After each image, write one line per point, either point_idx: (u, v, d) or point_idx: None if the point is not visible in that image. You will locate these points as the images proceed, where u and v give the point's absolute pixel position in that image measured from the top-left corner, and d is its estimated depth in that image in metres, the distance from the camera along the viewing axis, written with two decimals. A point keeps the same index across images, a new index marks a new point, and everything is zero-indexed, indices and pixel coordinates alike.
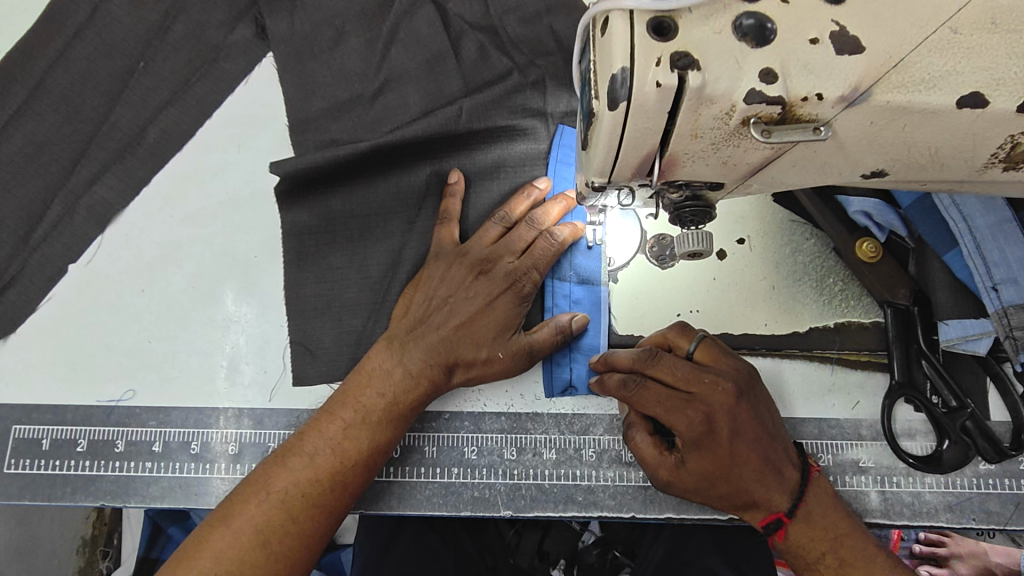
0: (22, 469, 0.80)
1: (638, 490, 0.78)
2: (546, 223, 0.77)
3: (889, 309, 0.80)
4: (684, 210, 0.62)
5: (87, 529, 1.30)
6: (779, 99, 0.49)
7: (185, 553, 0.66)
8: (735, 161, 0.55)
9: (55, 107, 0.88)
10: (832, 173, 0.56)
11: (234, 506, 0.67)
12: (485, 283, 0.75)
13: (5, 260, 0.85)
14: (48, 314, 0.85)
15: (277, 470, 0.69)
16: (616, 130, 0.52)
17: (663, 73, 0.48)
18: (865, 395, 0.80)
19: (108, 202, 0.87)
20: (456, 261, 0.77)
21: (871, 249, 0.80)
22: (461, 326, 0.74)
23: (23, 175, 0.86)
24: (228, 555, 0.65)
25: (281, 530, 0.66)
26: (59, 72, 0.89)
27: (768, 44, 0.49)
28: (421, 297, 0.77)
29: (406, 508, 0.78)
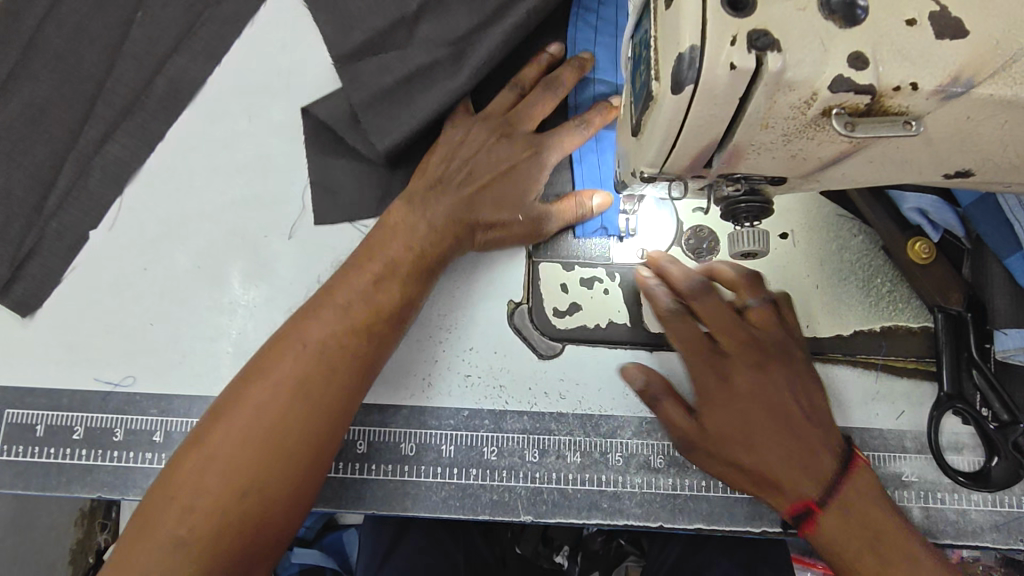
0: (16, 456, 0.76)
1: (667, 498, 0.73)
2: (563, 88, 0.75)
3: (940, 314, 0.75)
4: (739, 207, 0.57)
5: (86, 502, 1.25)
6: (870, 89, 0.43)
7: (219, 412, 0.60)
8: (807, 155, 0.49)
9: (51, 67, 0.82)
10: (911, 172, 0.51)
11: (268, 361, 0.62)
12: (507, 146, 0.73)
13: (20, 234, 0.80)
14: (43, 293, 0.80)
15: (308, 323, 0.64)
16: (676, 117, 0.47)
17: (738, 53, 0.43)
18: (911, 404, 0.76)
19: (111, 173, 0.82)
20: (476, 124, 0.75)
21: (924, 250, 0.74)
22: (485, 186, 0.72)
23: (22, 142, 0.81)
24: (266, 408, 0.59)
25: (321, 382, 0.61)
26: (52, 28, 0.83)
27: (858, 24, 0.43)
28: (440, 156, 0.74)
29: (421, 511, 0.73)
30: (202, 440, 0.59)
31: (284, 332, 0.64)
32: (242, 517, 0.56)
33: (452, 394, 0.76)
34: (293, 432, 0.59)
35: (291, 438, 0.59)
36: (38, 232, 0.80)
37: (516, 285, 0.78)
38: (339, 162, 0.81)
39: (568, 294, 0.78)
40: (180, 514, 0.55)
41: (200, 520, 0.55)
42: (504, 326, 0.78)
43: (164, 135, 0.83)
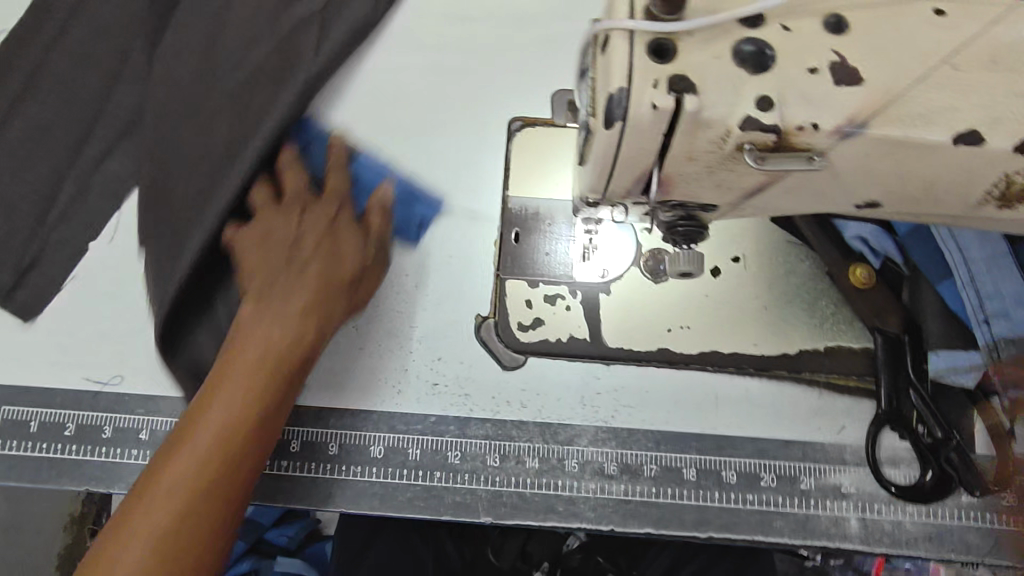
0: (10, 450, 0.81)
1: (618, 504, 0.78)
2: (293, 166, 0.76)
3: (878, 335, 0.80)
4: (678, 228, 0.62)
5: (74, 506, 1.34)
6: (774, 127, 0.49)
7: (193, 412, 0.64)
8: (729, 185, 0.55)
9: (56, 89, 0.88)
10: (827, 202, 0.57)
11: (233, 355, 0.66)
12: (320, 206, 0.73)
13: (23, 244, 0.85)
14: (46, 297, 0.86)
15: (261, 317, 0.67)
16: (610, 147, 0.53)
17: (660, 95, 0.49)
18: (851, 419, 0.80)
19: (115, 187, 0.88)
20: (307, 202, 0.73)
21: (864, 275, 0.79)
22: (324, 239, 0.71)
23: (27, 159, 0.86)
24: (238, 397, 0.64)
25: (263, 397, 0.65)
26: (59, 54, 0.89)
27: (767, 71, 0.49)
28: (291, 228, 0.71)
29: (383, 509, 0.78)
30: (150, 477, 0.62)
31: (242, 323, 0.68)
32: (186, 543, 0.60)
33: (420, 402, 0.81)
34: (235, 449, 0.63)
35: (226, 470, 0.62)
36: (40, 242, 0.86)
37: (483, 300, 0.84)
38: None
39: (533, 309, 0.83)
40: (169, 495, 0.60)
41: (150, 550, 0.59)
42: (472, 338, 0.83)
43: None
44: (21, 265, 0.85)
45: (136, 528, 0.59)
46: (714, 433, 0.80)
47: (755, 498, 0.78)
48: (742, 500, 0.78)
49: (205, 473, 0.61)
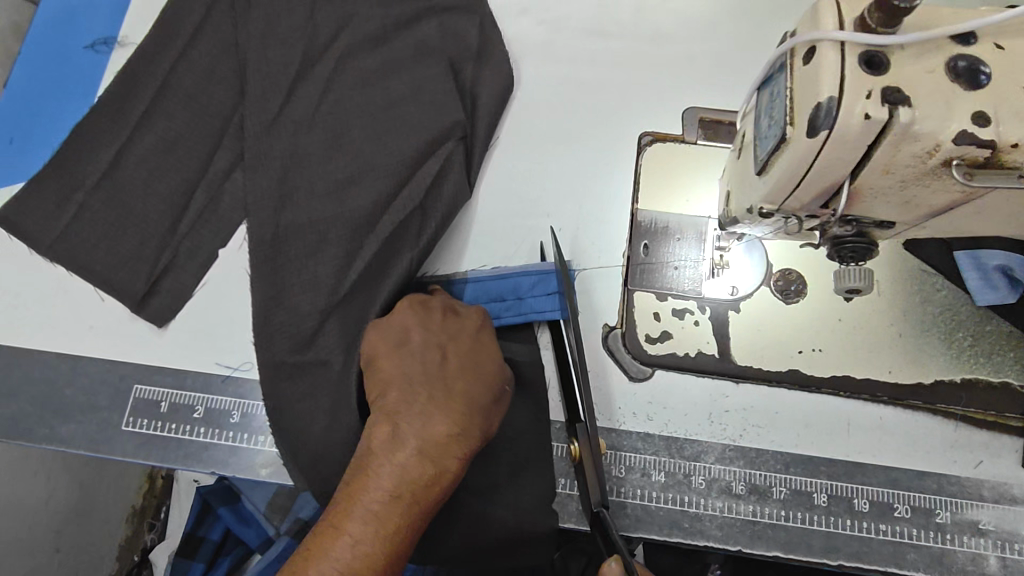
0: (140, 428, 0.82)
1: (746, 524, 0.76)
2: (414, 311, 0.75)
3: None
4: (845, 246, 0.62)
5: (138, 500, 1.45)
6: (990, 143, 0.48)
7: (363, 456, 0.64)
8: (919, 202, 0.55)
9: (198, 79, 0.89)
10: (1014, 224, 0.56)
11: (398, 399, 0.67)
12: (449, 324, 0.74)
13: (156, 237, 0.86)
14: (182, 284, 0.87)
15: (414, 365, 0.69)
16: (808, 157, 0.53)
17: (872, 106, 0.49)
18: (988, 454, 0.78)
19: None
20: (429, 320, 0.73)
21: None
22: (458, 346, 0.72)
23: (171, 146, 0.87)
24: (412, 442, 0.64)
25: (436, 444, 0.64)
26: (201, 44, 0.90)
27: (980, 88, 0.49)
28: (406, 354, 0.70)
29: (567, 522, 0.77)
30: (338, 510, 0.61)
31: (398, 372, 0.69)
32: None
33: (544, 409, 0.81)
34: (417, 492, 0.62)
35: (419, 502, 0.62)
36: (172, 251, 0.86)
37: (611, 311, 0.84)
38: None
39: (660, 322, 0.82)
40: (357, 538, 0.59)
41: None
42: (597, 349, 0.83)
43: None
44: (158, 256, 0.86)
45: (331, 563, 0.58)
46: (845, 459, 0.79)
47: (888, 529, 0.76)
48: (875, 530, 0.76)
49: (398, 505, 0.61)
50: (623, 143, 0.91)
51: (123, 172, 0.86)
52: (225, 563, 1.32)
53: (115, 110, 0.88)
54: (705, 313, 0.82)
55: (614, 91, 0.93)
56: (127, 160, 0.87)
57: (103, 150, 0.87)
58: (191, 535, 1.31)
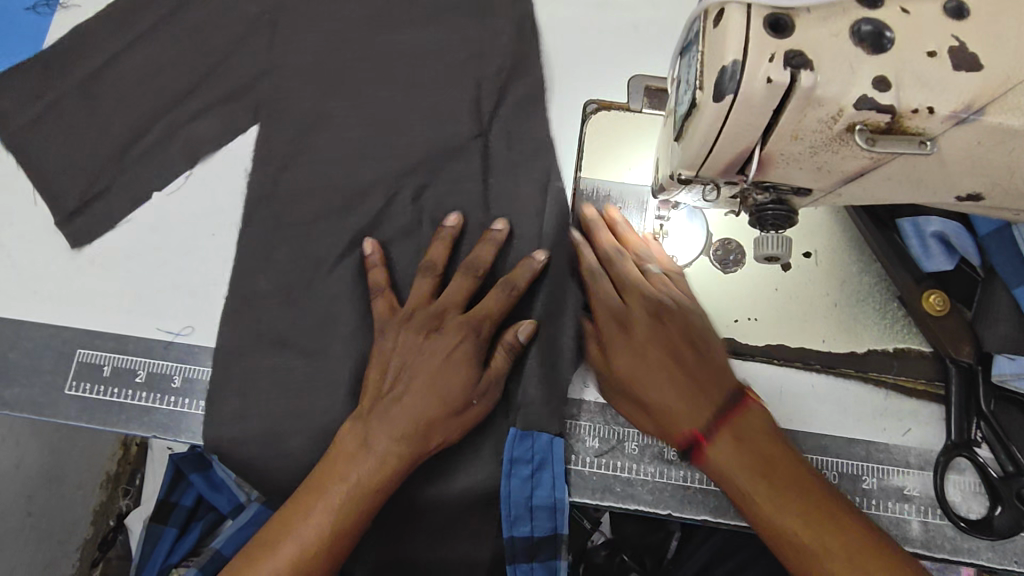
0: (83, 392, 0.83)
1: (677, 489, 0.78)
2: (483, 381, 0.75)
3: (952, 367, 0.78)
4: (766, 213, 0.61)
5: (112, 466, 1.43)
6: (890, 108, 0.48)
7: (276, 522, 0.68)
8: (831, 168, 0.55)
9: (153, 54, 0.92)
10: (926, 192, 0.56)
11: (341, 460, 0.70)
12: (439, 340, 0.75)
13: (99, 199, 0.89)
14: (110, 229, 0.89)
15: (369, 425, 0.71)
16: (716, 122, 0.53)
17: (775, 70, 0.49)
18: (918, 422, 0.79)
19: (193, 156, 0.90)
20: (407, 323, 0.77)
21: (937, 302, 0.79)
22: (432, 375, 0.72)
23: (123, 114, 0.90)
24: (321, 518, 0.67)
25: (380, 485, 0.69)
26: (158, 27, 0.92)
27: (883, 52, 0.49)
28: (396, 363, 0.75)
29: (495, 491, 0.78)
30: (284, 511, 0.68)
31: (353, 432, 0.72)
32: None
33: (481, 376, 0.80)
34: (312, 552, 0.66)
35: (321, 556, 0.66)
36: None
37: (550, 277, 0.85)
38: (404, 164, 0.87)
39: None
40: None
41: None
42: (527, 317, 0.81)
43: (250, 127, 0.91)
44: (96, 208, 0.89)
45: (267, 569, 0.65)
46: (779, 427, 0.80)
47: None
48: None
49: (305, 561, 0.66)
50: (570, 111, 0.90)
51: (78, 139, 0.90)
52: (197, 529, 1.31)
53: (67, 78, 0.91)
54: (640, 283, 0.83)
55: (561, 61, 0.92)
56: (80, 128, 0.90)
57: (58, 118, 0.90)
58: (164, 502, 1.32)
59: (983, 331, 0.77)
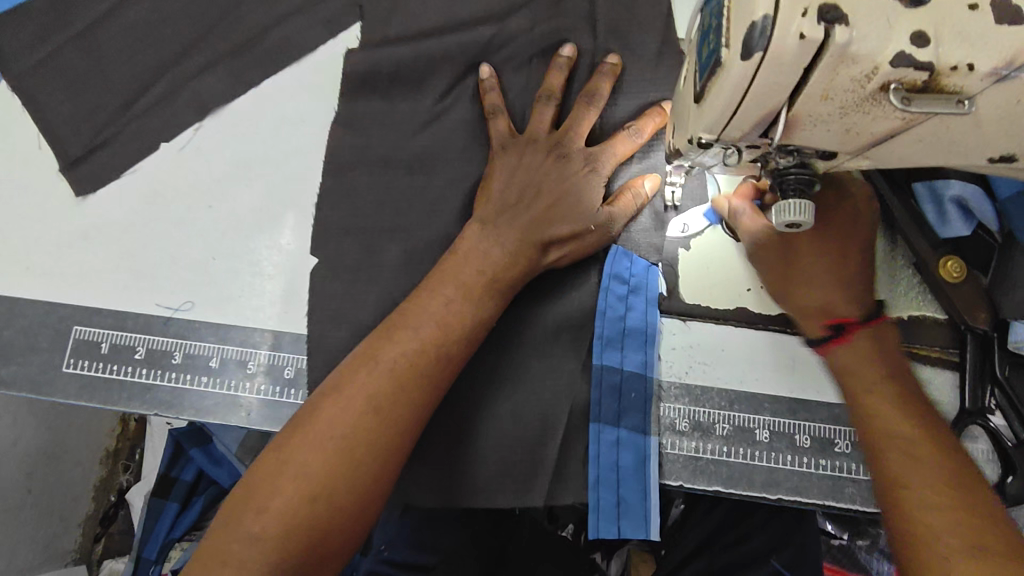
0: (82, 370, 0.81)
1: (688, 460, 0.78)
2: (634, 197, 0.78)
3: (967, 334, 0.78)
4: (788, 178, 0.59)
5: (111, 442, 1.42)
6: (929, 65, 0.46)
7: (283, 443, 0.63)
8: (860, 130, 0.52)
9: (141, 20, 0.88)
10: (957, 154, 0.54)
11: (346, 376, 0.66)
12: (560, 167, 0.76)
13: (103, 122, 0.86)
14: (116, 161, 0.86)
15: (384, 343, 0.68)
16: (743, 82, 0.50)
17: (808, 25, 0.46)
18: (931, 391, 0.79)
19: (209, 95, 0.87)
20: (527, 149, 0.78)
21: (955, 269, 0.77)
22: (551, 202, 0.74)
23: (137, 45, 0.88)
24: (335, 432, 0.62)
25: (402, 392, 0.65)
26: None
27: (923, 6, 0.46)
28: (500, 181, 0.77)
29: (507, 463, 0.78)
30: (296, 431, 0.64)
31: (364, 348, 0.68)
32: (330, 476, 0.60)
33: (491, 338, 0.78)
34: (324, 480, 0.60)
35: (337, 488, 0.60)
36: None
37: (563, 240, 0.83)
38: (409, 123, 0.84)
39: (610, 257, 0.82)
40: (257, 516, 0.59)
41: (290, 516, 0.59)
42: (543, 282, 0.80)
43: (261, 80, 0.89)
44: (103, 128, 0.86)
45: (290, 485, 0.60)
46: (790, 397, 0.79)
47: (828, 464, 0.77)
48: (815, 464, 0.77)
49: (319, 494, 0.60)
50: None
51: (90, 61, 0.87)
52: (198, 504, 1.31)
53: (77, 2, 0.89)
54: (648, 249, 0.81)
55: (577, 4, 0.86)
56: (93, 51, 0.88)
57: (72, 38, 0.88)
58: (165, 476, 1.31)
59: (999, 297, 0.76)
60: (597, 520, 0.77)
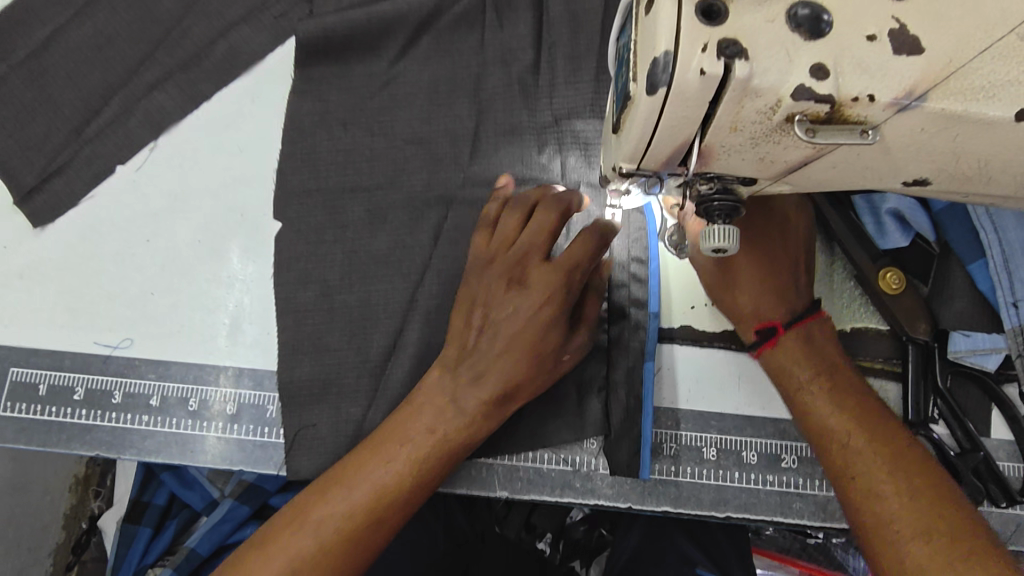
0: (19, 413, 0.80)
1: (636, 481, 0.77)
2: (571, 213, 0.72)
3: (909, 344, 0.77)
4: (711, 206, 0.58)
5: (80, 468, 1.30)
6: (829, 98, 0.46)
7: (329, 479, 0.69)
8: (773, 158, 0.52)
9: (72, 51, 0.87)
10: (873, 179, 0.54)
11: (393, 426, 0.70)
12: (534, 288, 0.70)
13: (57, 148, 0.85)
14: (71, 188, 0.85)
15: (460, 370, 0.70)
16: (652, 116, 0.50)
17: (708, 60, 0.46)
18: (874, 403, 0.79)
19: (155, 118, 0.86)
20: (496, 269, 0.72)
21: (894, 280, 0.76)
22: (522, 330, 0.69)
23: (80, 70, 0.86)
24: (371, 479, 0.67)
25: (432, 454, 0.69)
26: (77, 22, 0.87)
27: (822, 38, 0.46)
28: (508, 235, 0.72)
29: (458, 488, 0.78)
30: (390, 462, 0.68)
31: (433, 380, 0.71)
32: (410, 495, 0.68)
33: (433, 345, 0.77)
34: (368, 511, 0.66)
35: (376, 518, 0.66)
36: None
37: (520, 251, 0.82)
38: (351, 132, 0.83)
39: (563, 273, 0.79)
40: (302, 533, 0.65)
41: (335, 531, 0.65)
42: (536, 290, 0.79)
43: (213, 93, 0.88)
44: (55, 154, 0.85)
45: (341, 499, 0.66)
46: (735, 414, 0.79)
47: (775, 479, 0.77)
48: (763, 481, 0.77)
49: (357, 518, 0.66)
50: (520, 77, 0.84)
51: (34, 88, 0.86)
52: (172, 528, 1.20)
53: (20, 26, 0.87)
54: (622, 267, 0.79)
55: (519, 7, 0.85)
56: (38, 77, 0.86)
57: (14, 64, 0.86)
58: (136, 502, 1.22)
59: (937, 308, 0.76)
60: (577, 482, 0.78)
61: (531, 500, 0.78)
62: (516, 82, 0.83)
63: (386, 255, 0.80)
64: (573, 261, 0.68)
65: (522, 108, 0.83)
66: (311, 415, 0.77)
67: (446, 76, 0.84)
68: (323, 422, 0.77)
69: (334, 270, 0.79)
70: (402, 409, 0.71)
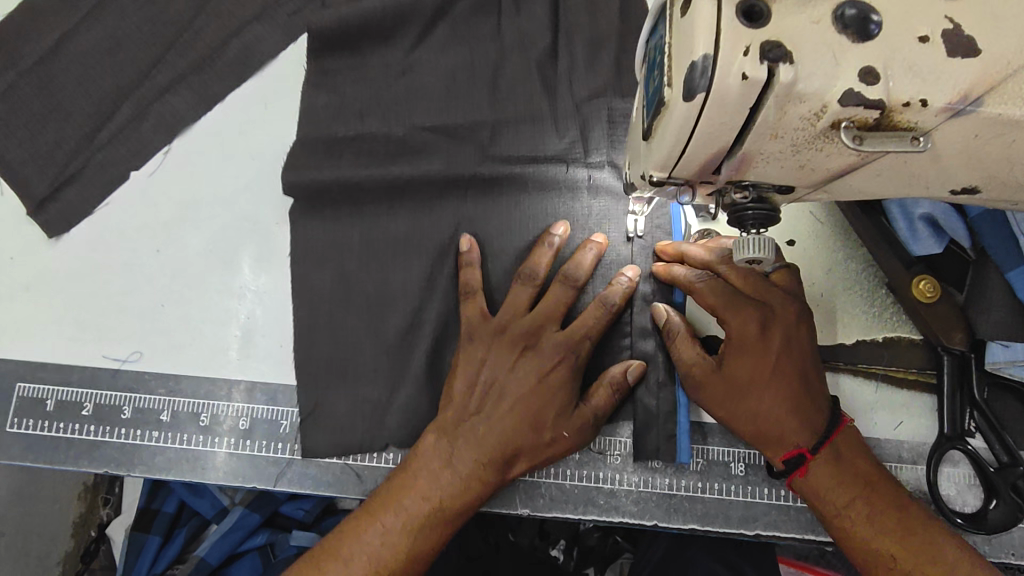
0: (26, 429, 0.78)
1: (661, 498, 0.75)
2: (579, 273, 0.73)
3: (945, 355, 0.74)
4: (745, 214, 0.55)
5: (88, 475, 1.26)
6: (879, 104, 0.43)
7: (329, 547, 0.67)
8: (815, 166, 0.49)
9: (80, 56, 0.84)
10: (918, 187, 0.51)
11: (392, 495, 0.68)
12: (533, 360, 0.71)
13: (67, 156, 0.83)
14: (82, 197, 0.83)
15: (455, 436, 0.69)
16: (687, 124, 0.47)
17: (750, 64, 0.43)
18: (909, 415, 0.78)
19: (167, 123, 0.84)
20: (497, 340, 0.72)
21: (928, 288, 0.74)
22: (529, 395, 0.70)
23: (89, 75, 0.84)
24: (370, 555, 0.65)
25: (432, 523, 0.67)
26: (87, 25, 0.85)
27: (871, 40, 0.43)
28: (512, 308, 0.73)
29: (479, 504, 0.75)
30: (387, 533, 0.66)
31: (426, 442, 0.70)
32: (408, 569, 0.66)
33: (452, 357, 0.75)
34: None
35: None
36: None
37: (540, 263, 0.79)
38: (368, 123, 0.81)
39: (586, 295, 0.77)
40: None
41: None
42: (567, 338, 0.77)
43: (225, 96, 0.86)
44: (65, 162, 0.82)
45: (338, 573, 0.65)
46: None
47: None
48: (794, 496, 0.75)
49: None
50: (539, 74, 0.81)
51: (43, 96, 0.83)
52: (181, 536, 1.17)
53: (29, 32, 0.85)
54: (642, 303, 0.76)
55: None
56: (47, 84, 0.84)
57: (22, 71, 0.84)
58: (145, 509, 1.19)
59: (974, 317, 0.72)
60: (600, 499, 0.75)
61: (553, 518, 0.75)
62: (536, 82, 0.81)
63: (403, 262, 0.77)
64: (586, 334, 0.72)
65: (542, 109, 0.80)
66: (326, 427, 0.75)
67: (463, 75, 0.82)
68: (342, 438, 0.74)
69: (353, 253, 0.77)
70: (396, 475, 0.69)
